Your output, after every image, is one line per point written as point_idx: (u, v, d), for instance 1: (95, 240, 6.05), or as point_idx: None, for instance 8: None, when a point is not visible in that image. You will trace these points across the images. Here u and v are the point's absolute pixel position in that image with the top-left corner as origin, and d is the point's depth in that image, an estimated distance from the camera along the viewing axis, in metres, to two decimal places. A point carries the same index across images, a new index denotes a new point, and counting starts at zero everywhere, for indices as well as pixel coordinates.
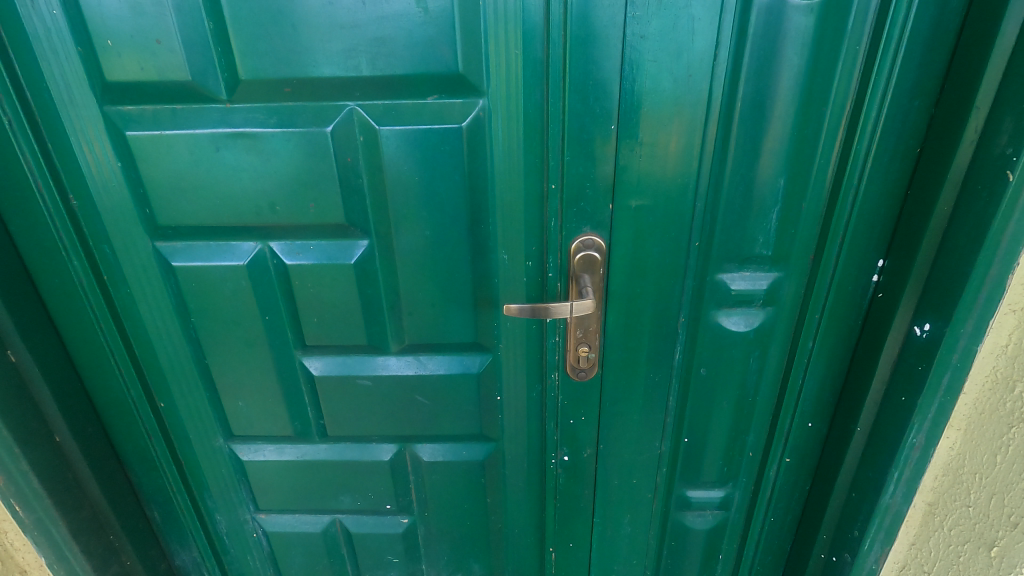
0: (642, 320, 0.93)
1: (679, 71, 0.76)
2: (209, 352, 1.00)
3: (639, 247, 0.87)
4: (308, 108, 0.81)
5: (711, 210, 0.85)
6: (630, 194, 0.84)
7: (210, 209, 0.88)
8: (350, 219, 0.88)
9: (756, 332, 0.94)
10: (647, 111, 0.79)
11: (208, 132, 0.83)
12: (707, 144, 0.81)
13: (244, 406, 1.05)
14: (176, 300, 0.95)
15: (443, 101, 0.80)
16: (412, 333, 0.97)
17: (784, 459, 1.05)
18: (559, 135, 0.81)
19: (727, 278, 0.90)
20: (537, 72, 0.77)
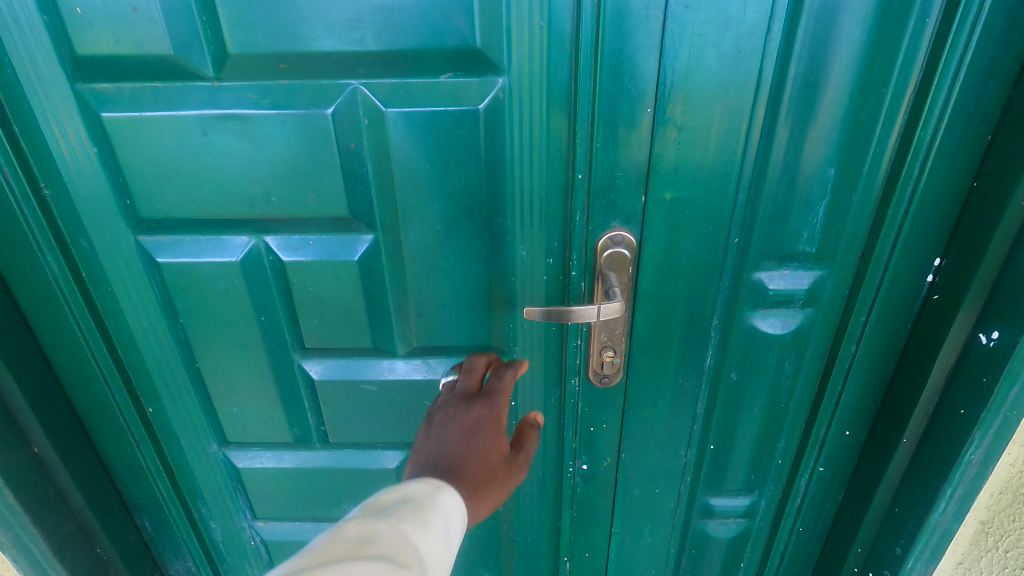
0: (673, 322, 0.86)
1: (725, 46, 0.67)
2: (200, 354, 0.93)
3: (673, 243, 0.79)
4: (305, 87, 0.72)
5: (753, 204, 0.77)
6: (665, 185, 0.75)
7: (198, 200, 0.79)
8: (354, 212, 0.80)
9: (793, 334, 0.87)
10: (688, 93, 0.70)
11: (194, 114, 0.74)
12: (754, 132, 0.72)
13: (239, 412, 0.98)
14: (162, 299, 0.87)
15: (458, 80, 0.71)
16: (421, 335, 0.90)
17: (817, 469, 0.98)
18: (588, 119, 0.72)
19: (765, 277, 0.83)
20: (564, 47, 0.69)
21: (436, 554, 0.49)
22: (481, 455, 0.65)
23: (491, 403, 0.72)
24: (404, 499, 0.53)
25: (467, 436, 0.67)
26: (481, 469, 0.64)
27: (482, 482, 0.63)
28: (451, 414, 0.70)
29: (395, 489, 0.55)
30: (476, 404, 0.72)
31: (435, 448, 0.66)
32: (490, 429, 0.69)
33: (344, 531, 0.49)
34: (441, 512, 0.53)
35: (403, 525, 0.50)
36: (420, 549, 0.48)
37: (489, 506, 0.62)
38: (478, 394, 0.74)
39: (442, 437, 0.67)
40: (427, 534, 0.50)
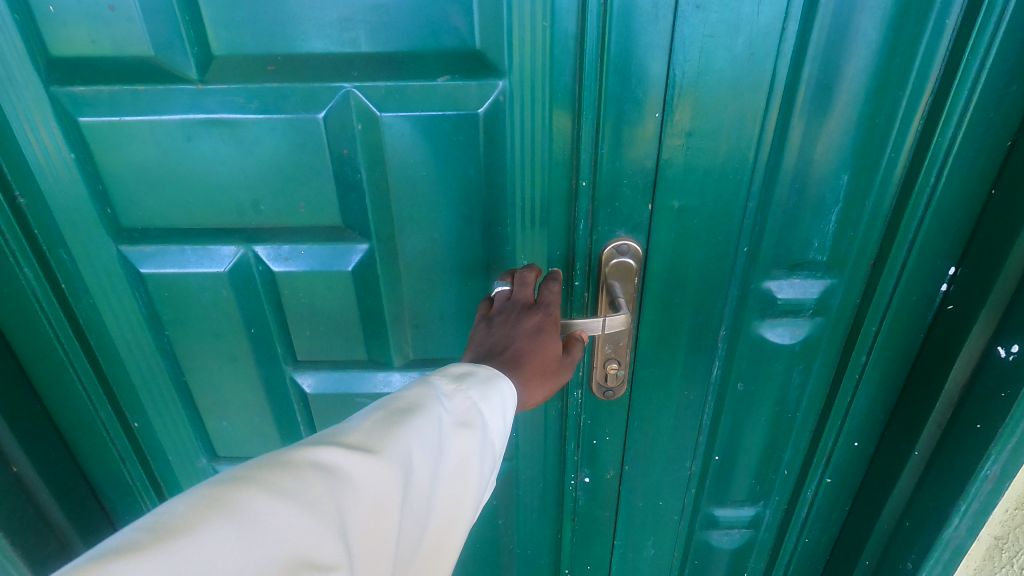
0: (679, 332, 0.83)
1: (738, 48, 0.64)
2: (187, 367, 0.89)
3: (680, 252, 0.76)
4: (295, 90, 0.68)
5: (763, 211, 0.74)
6: (673, 192, 0.72)
7: (183, 208, 0.75)
8: (347, 220, 0.76)
9: (802, 344, 0.85)
10: (698, 97, 0.66)
11: (177, 119, 0.70)
12: (766, 137, 0.69)
13: (228, 425, 0.95)
14: (147, 310, 0.83)
15: (456, 83, 0.68)
16: (417, 346, 0.86)
17: (824, 480, 0.96)
18: (593, 123, 0.68)
19: (774, 285, 0.80)
20: (569, 47, 0.65)
21: (499, 422, 0.54)
22: (536, 358, 0.62)
23: (547, 312, 0.67)
24: (472, 371, 0.57)
25: (524, 335, 0.64)
26: (536, 366, 0.62)
27: (534, 379, 0.61)
28: (506, 316, 0.66)
29: (464, 364, 0.58)
30: (532, 310, 0.67)
31: (491, 340, 0.64)
32: (546, 336, 0.64)
33: (429, 381, 0.54)
34: (505, 387, 0.56)
35: (469, 393, 0.54)
36: (490, 413, 0.54)
37: (537, 398, 0.62)
38: (531, 301, 0.69)
39: (498, 333, 0.64)
40: (492, 405, 0.54)
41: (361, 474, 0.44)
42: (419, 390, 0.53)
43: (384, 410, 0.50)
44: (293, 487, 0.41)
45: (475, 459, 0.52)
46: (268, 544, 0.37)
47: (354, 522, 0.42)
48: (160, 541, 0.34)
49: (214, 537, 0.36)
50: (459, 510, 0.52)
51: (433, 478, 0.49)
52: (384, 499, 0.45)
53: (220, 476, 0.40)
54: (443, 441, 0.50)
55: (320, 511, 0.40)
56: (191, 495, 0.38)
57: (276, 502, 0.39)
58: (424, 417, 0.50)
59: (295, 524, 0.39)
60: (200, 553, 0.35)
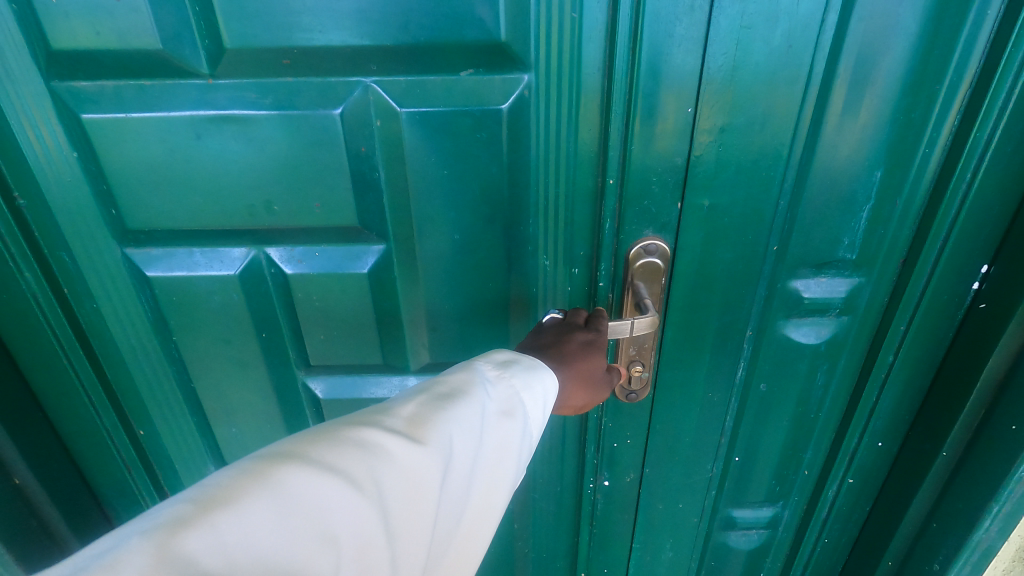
0: (705, 333, 0.81)
1: (775, 41, 0.61)
2: (194, 373, 0.86)
3: (709, 252, 0.74)
4: (310, 85, 0.65)
5: (794, 210, 0.72)
6: (704, 191, 0.70)
7: (191, 209, 0.72)
8: (363, 221, 0.73)
9: (827, 344, 0.83)
10: (733, 92, 0.64)
11: (186, 115, 0.66)
12: (800, 133, 0.67)
13: (237, 432, 0.92)
14: (153, 316, 0.80)
15: (480, 78, 0.65)
16: (434, 350, 0.84)
17: (846, 480, 0.94)
18: (622, 120, 0.66)
19: (800, 284, 0.78)
20: (598, 40, 0.63)
21: (538, 413, 0.55)
22: (582, 366, 0.63)
23: (599, 333, 0.68)
24: (515, 360, 0.58)
25: (573, 344, 0.65)
26: (580, 372, 0.63)
27: (576, 383, 0.63)
28: (556, 328, 0.69)
29: (508, 351, 0.60)
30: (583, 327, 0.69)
31: (539, 342, 0.66)
32: (594, 349, 0.66)
33: (474, 366, 0.55)
34: (548, 375, 0.57)
35: (513, 382, 0.55)
36: (532, 399, 0.54)
37: (574, 402, 0.65)
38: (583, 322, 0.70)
39: (547, 338, 0.67)
40: (533, 394, 0.55)
41: (399, 459, 0.43)
42: (463, 374, 0.54)
43: (427, 393, 0.50)
44: (335, 466, 0.40)
45: (516, 446, 0.53)
46: (309, 521, 0.37)
47: (391, 507, 0.42)
48: (208, 511, 0.35)
49: (260, 510, 0.36)
50: (498, 496, 0.52)
51: (474, 462, 0.49)
52: (421, 486, 0.44)
53: (264, 451, 0.40)
54: (484, 425, 0.51)
55: (360, 489, 0.40)
56: (235, 469, 0.39)
57: (317, 478, 0.39)
58: (467, 402, 0.50)
59: (338, 500, 0.39)
60: (247, 524, 0.35)
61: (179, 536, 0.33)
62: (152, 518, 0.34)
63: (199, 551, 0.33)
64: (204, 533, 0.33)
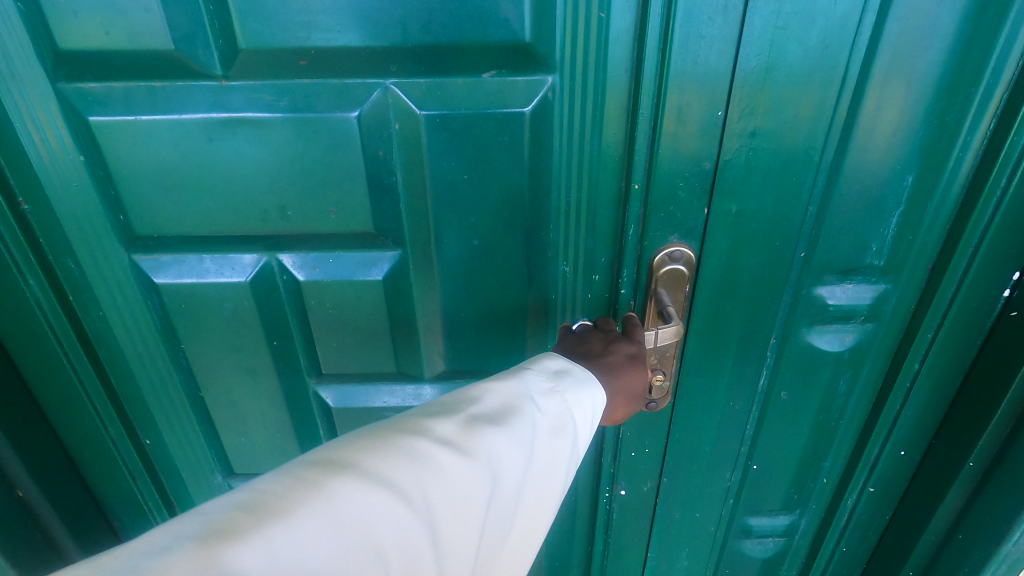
0: (727, 341, 0.79)
1: (811, 42, 0.59)
2: (203, 382, 0.84)
3: (735, 258, 0.72)
4: (327, 86, 0.62)
5: (822, 216, 0.70)
6: (732, 196, 0.68)
7: (202, 214, 0.70)
8: (380, 226, 0.71)
9: (851, 351, 0.81)
10: (765, 94, 0.62)
11: (197, 118, 0.63)
12: (832, 137, 0.65)
13: (246, 442, 0.90)
14: (162, 323, 0.78)
15: (503, 80, 0.63)
16: (449, 358, 0.82)
17: (866, 489, 0.93)
18: (649, 123, 0.64)
19: (825, 291, 0.76)
20: (625, 41, 0.61)
21: (585, 431, 0.53)
22: (626, 380, 0.62)
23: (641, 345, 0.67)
24: (567, 370, 0.56)
25: (618, 354, 0.64)
26: (624, 386, 0.62)
27: (618, 397, 0.62)
28: (598, 336, 0.68)
29: (562, 360, 0.58)
30: (625, 337, 0.68)
31: (582, 351, 0.65)
32: (638, 360, 0.65)
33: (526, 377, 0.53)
34: (597, 388, 0.55)
35: (565, 397, 0.53)
36: (583, 414, 0.53)
37: (617, 413, 0.64)
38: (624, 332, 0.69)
39: (590, 347, 0.66)
40: (582, 408, 0.53)
41: (450, 475, 0.42)
42: (515, 385, 0.52)
43: (477, 404, 0.49)
44: (388, 479, 0.39)
45: (564, 464, 0.51)
46: (360, 537, 0.36)
47: (440, 525, 0.41)
48: (262, 522, 0.33)
49: (311, 523, 0.35)
50: (543, 512, 0.51)
51: (521, 479, 0.48)
52: (470, 503, 0.43)
53: (318, 457, 0.40)
54: (534, 441, 0.49)
55: (411, 505, 0.39)
56: (287, 475, 0.38)
57: (371, 492, 0.38)
58: (517, 415, 0.49)
59: (389, 517, 0.38)
60: (297, 538, 0.34)
61: (235, 548, 0.32)
62: (202, 524, 0.33)
63: (253, 566, 0.32)
64: (255, 547, 0.32)
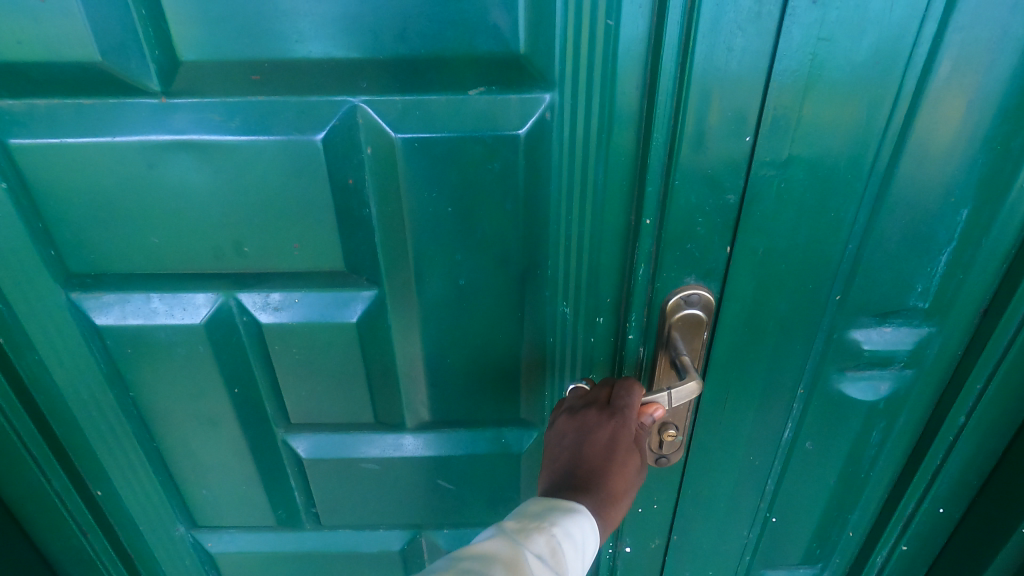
0: (748, 391, 0.70)
1: (858, 56, 0.50)
2: (157, 431, 0.75)
3: (761, 301, 0.63)
4: (287, 104, 0.53)
5: (862, 256, 0.61)
6: (760, 233, 0.58)
7: (146, 250, 0.60)
8: (352, 263, 0.62)
9: (886, 401, 0.71)
10: (802, 117, 0.52)
11: (134, 141, 0.54)
12: (879, 166, 0.56)
13: (210, 493, 0.81)
14: (107, 368, 0.69)
15: (494, 98, 0.54)
16: (434, 407, 0.73)
17: (899, 547, 0.83)
18: (664, 149, 0.54)
19: (861, 335, 0.66)
20: (637, 54, 0.51)
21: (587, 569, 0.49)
22: (619, 476, 0.55)
23: (622, 420, 0.57)
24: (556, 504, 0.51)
25: (594, 452, 0.55)
26: (617, 486, 0.55)
27: (619, 497, 0.55)
28: (567, 425, 0.59)
29: (541, 499, 0.53)
30: (601, 417, 0.58)
31: (560, 464, 0.57)
32: (624, 455, 0.55)
33: (513, 525, 0.49)
34: (587, 520, 0.50)
35: (553, 533, 0.48)
36: (576, 553, 0.47)
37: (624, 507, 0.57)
38: (599, 405, 0.59)
39: (563, 450, 0.57)
40: (575, 546, 0.48)
41: None
42: (502, 537, 0.48)
43: (472, 555, 0.46)
44: None
45: None
46: None
47: None
48: None
49: None
50: None
51: None
52: None
53: None
54: None
55: None
56: None
57: None
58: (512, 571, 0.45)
59: None
60: None
61: None
62: None
63: None
64: None
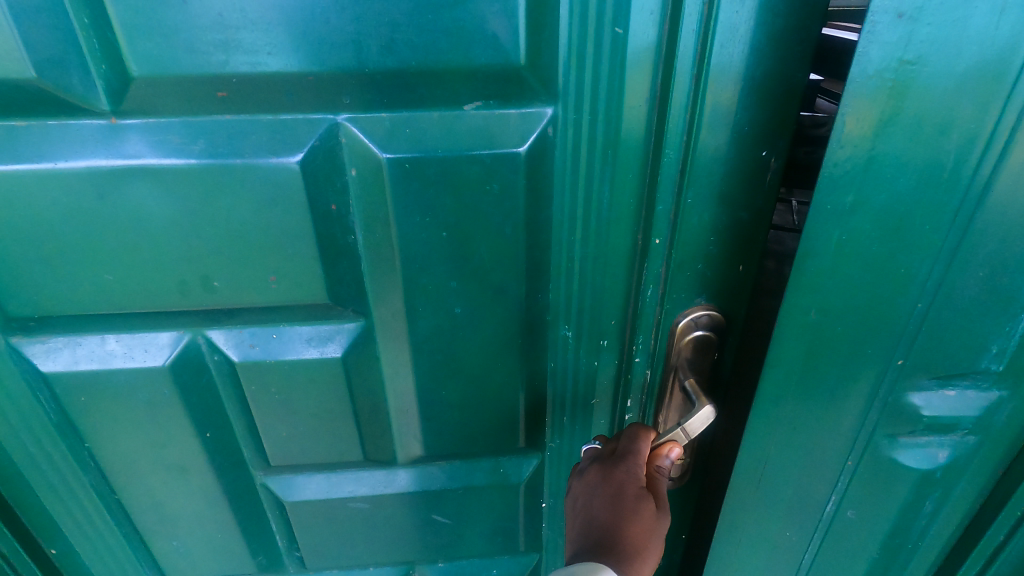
0: (781, 463, 0.56)
1: (952, 79, 0.36)
2: (117, 484, 0.67)
3: (805, 369, 0.49)
4: (259, 124, 0.47)
5: (933, 320, 0.46)
6: (811, 294, 0.45)
7: (98, 289, 0.53)
8: (336, 295, 0.57)
9: (943, 473, 0.56)
10: (871, 156, 0.39)
11: (80, 168, 0.47)
12: (964, 218, 0.41)
13: (181, 544, 0.73)
14: (57, 419, 0.61)
15: (491, 112, 0.49)
16: (427, 441, 0.68)
17: None
18: (676, 164, 0.50)
19: (920, 399, 0.51)
20: (648, 65, 0.47)
21: None
22: (635, 527, 0.53)
23: (626, 466, 0.55)
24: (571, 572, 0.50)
25: (604, 508, 0.54)
26: (636, 539, 0.52)
27: (641, 550, 0.52)
28: (579, 488, 0.58)
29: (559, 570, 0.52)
30: (606, 468, 0.56)
31: (580, 529, 0.56)
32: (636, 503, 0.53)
33: None
34: None
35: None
36: None
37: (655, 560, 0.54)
38: (604, 457, 0.58)
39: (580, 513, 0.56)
40: None
41: None
42: None
43: None
44: None
45: None
46: None
47: None
48: None
49: None
50: None
51: None
52: None
53: None
54: None
55: None
56: None
57: None
58: None
59: None
60: None
61: None
62: None
63: None
64: None
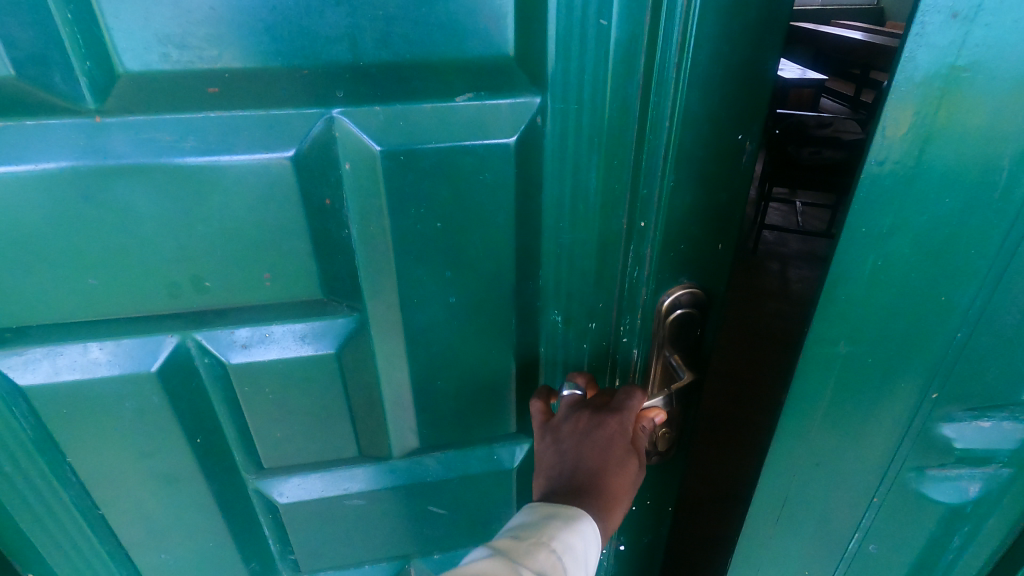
0: (815, 498, 0.64)
1: (999, 90, 0.41)
2: (101, 498, 0.64)
3: (835, 402, 0.57)
4: (252, 120, 0.47)
5: (971, 347, 0.52)
6: (857, 305, 0.51)
7: (83, 294, 0.52)
8: (331, 290, 0.57)
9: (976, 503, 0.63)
10: (920, 157, 0.43)
11: (63, 169, 0.46)
12: (1005, 255, 0.47)
13: (169, 558, 0.71)
14: (36, 433, 0.59)
15: (482, 104, 0.50)
16: (423, 433, 0.69)
17: None
18: (659, 150, 0.53)
19: (952, 432, 0.57)
20: (630, 55, 0.49)
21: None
22: (617, 478, 0.55)
23: (619, 422, 0.57)
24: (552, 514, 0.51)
25: (590, 454, 0.55)
26: (616, 489, 0.55)
27: (617, 499, 0.55)
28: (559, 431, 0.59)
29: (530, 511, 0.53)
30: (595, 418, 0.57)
31: (554, 469, 0.57)
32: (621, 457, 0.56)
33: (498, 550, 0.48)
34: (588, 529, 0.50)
35: (553, 548, 0.48)
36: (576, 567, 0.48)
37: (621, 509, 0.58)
38: (593, 407, 0.59)
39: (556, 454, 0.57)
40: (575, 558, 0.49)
41: None
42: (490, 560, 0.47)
43: None
44: None
45: None
46: None
47: None
48: None
49: None
50: None
51: None
52: None
53: None
54: None
55: None
56: None
57: None
58: None
59: None
60: None
61: None
62: None
63: None
64: None
